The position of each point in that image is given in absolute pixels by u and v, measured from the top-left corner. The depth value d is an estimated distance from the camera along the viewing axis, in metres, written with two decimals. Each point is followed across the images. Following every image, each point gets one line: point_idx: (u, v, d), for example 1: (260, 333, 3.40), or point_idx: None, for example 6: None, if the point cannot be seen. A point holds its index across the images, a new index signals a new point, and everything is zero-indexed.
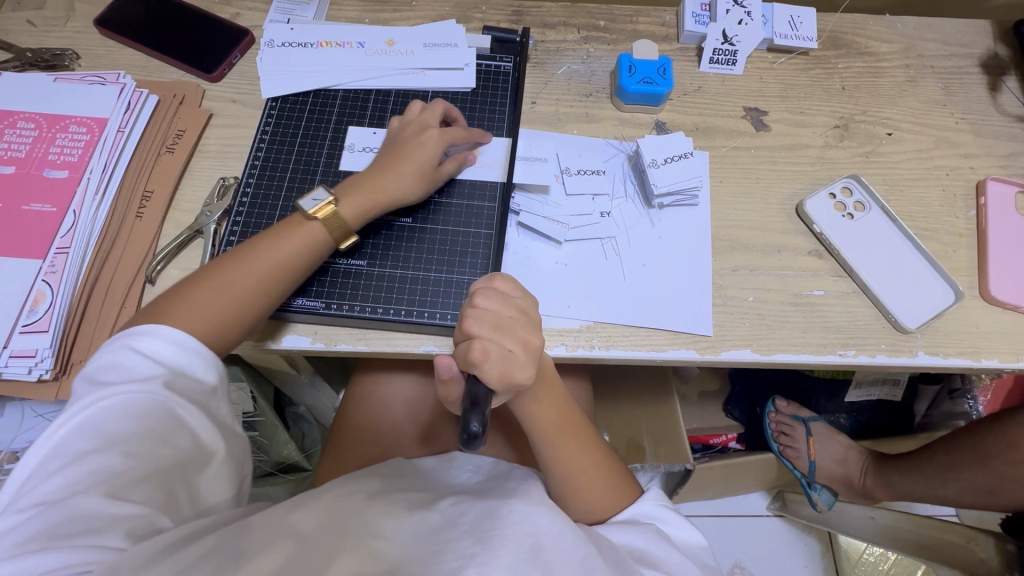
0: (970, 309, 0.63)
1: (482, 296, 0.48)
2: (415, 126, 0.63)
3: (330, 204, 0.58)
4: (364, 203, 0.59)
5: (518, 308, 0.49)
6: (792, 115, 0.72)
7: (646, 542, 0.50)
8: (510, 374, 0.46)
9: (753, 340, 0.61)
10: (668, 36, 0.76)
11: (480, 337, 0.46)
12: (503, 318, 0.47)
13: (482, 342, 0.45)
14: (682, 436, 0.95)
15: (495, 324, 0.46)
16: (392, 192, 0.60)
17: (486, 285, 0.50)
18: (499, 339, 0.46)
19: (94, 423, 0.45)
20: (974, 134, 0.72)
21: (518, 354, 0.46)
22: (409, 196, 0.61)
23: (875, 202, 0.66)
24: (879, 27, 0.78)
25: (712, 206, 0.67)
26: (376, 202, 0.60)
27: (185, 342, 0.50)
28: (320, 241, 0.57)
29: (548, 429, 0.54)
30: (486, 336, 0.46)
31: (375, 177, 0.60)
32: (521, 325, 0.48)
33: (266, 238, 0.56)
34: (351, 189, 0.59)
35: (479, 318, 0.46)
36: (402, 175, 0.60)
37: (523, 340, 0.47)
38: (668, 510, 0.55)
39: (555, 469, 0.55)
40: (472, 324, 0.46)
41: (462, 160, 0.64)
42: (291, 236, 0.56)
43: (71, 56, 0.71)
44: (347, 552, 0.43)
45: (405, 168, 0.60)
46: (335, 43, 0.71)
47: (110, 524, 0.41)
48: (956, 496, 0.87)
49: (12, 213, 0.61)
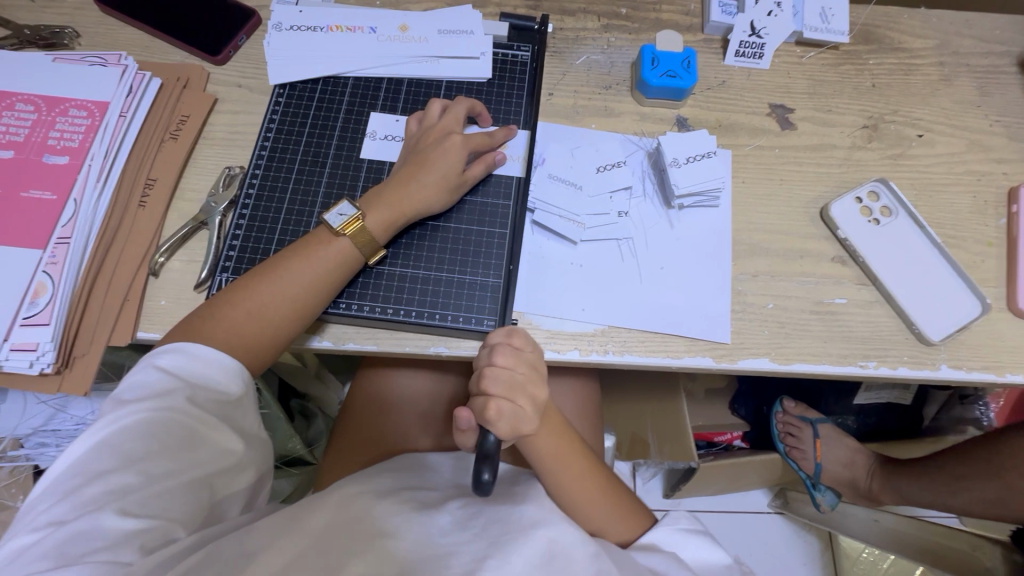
0: (996, 322, 0.61)
1: (499, 352, 0.49)
2: (436, 133, 0.61)
3: (358, 220, 0.56)
4: (391, 213, 0.57)
5: (529, 364, 0.49)
6: (819, 113, 0.70)
7: (666, 565, 0.48)
8: (519, 429, 0.48)
9: (771, 349, 0.59)
10: (692, 26, 0.73)
11: (494, 395, 0.47)
12: (516, 377, 0.48)
13: (496, 401, 0.47)
14: (688, 434, 0.90)
15: (509, 384, 0.48)
16: (417, 202, 0.58)
17: (503, 338, 0.50)
18: (511, 397, 0.47)
19: (113, 438, 0.45)
20: (1008, 137, 0.69)
21: (527, 409, 0.48)
22: (434, 205, 0.59)
23: (903, 207, 0.64)
24: (913, 21, 0.75)
25: (734, 208, 0.65)
26: (401, 214, 0.58)
27: (206, 356, 0.49)
28: (351, 255, 0.56)
29: (550, 452, 0.53)
30: (499, 395, 0.47)
31: (400, 187, 0.58)
32: (532, 382, 0.49)
33: (298, 250, 0.55)
34: (373, 202, 0.58)
35: (494, 379, 0.47)
36: (425, 183, 0.58)
37: (532, 396, 0.49)
38: (685, 534, 0.53)
39: (558, 488, 0.54)
40: (488, 382, 0.47)
41: (488, 162, 0.61)
42: (322, 249, 0.55)
43: (70, 35, 0.68)
44: (360, 556, 0.41)
45: (428, 177, 0.58)
46: (345, 27, 0.68)
47: (124, 540, 0.41)
48: (967, 506, 0.86)
49: (11, 200, 0.59)
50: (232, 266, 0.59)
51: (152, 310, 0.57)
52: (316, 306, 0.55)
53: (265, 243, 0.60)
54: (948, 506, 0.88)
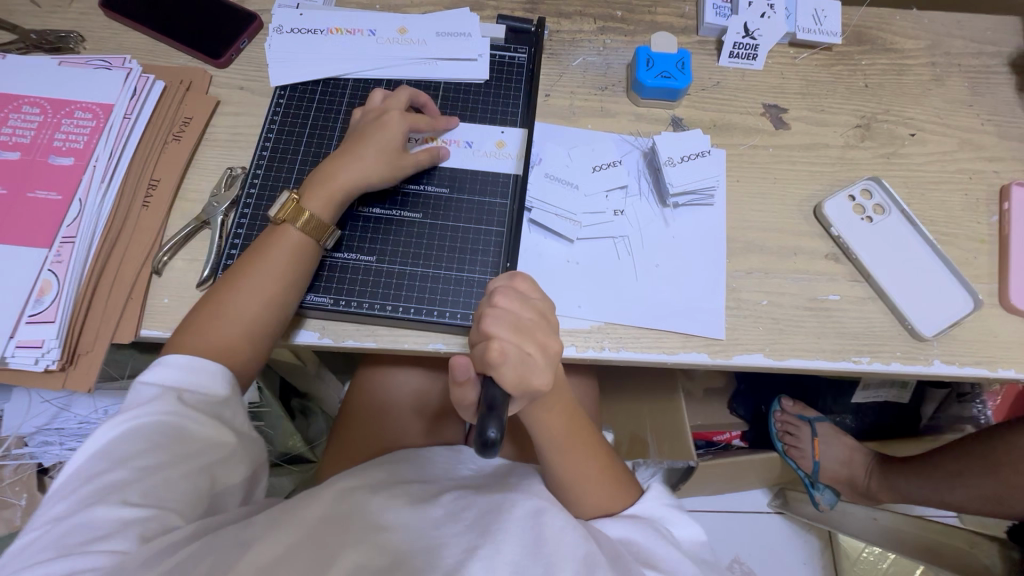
0: (989, 318, 0.62)
1: (501, 295, 0.47)
2: (375, 113, 0.62)
3: (294, 203, 0.57)
4: (329, 192, 0.58)
5: (537, 310, 0.48)
6: (812, 113, 0.71)
7: (645, 536, 0.50)
8: (527, 380, 0.44)
9: (766, 345, 0.60)
10: (687, 28, 0.74)
11: (500, 337, 0.44)
12: (522, 320, 0.46)
13: (501, 342, 0.44)
14: (688, 436, 0.92)
15: (515, 325, 0.45)
16: (356, 179, 0.59)
17: (506, 283, 0.49)
18: (519, 341, 0.45)
19: (107, 441, 0.46)
20: (999, 136, 0.70)
21: (536, 357, 0.45)
22: (374, 180, 0.60)
23: (896, 205, 0.65)
24: (905, 22, 0.76)
25: (729, 207, 0.65)
26: (339, 190, 0.58)
27: (195, 360, 0.51)
28: (309, 249, 0.57)
29: (558, 431, 0.54)
30: (506, 337, 0.44)
31: (335, 170, 0.59)
32: (540, 329, 0.47)
33: (258, 251, 0.56)
34: (313, 183, 0.59)
35: (499, 319, 0.45)
36: (363, 160, 0.59)
37: (541, 344, 0.46)
38: (672, 510, 0.54)
39: (561, 468, 0.54)
40: (492, 323, 0.45)
41: (432, 151, 0.62)
42: (281, 244, 0.56)
43: (76, 39, 0.70)
44: (352, 547, 0.42)
45: (364, 153, 0.59)
46: (345, 31, 0.69)
47: (121, 529, 0.41)
48: (964, 503, 0.86)
49: (17, 201, 0.60)
50: (234, 265, 0.60)
51: (155, 308, 0.58)
52: (288, 298, 0.56)
53: None
54: (945, 502, 0.89)
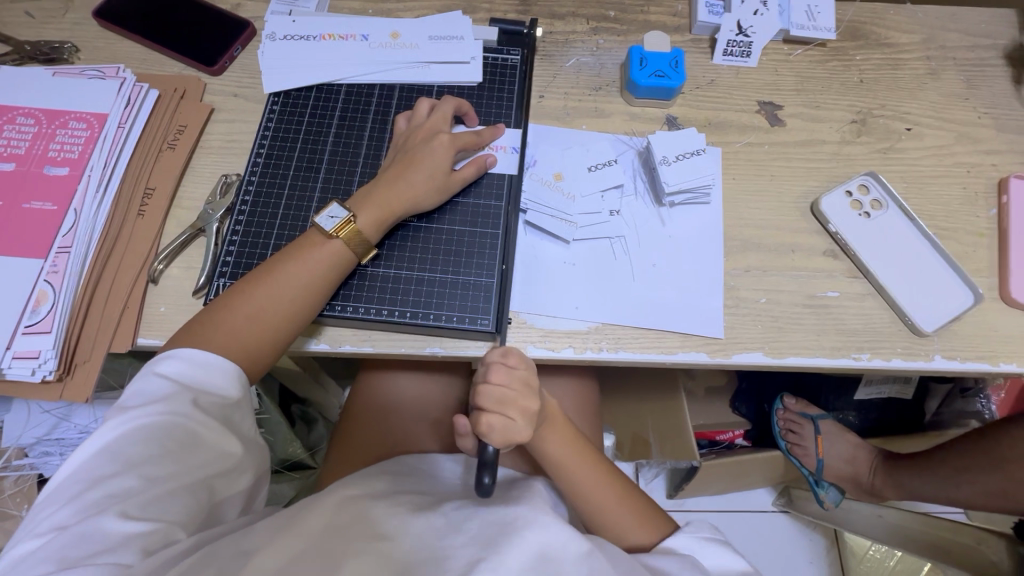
0: (989, 312, 0.61)
1: (493, 369, 0.49)
2: (424, 132, 0.62)
3: (348, 222, 0.57)
4: (381, 213, 0.58)
5: (523, 380, 0.50)
6: (808, 109, 0.70)
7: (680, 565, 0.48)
8: (511, 441, 0.49)
9: (765, 343, 0.60)
10: (680, 27, 0.74)
11: (486, 411, 0.48)
12: (508, 394, 0.49)
13: (488, 416, 0.48)
14: (689, 439, 0.92)
15: (499, 400, 0.49)
16: (404, 199, 0.59)
17: (499, 357, 0.51)
18: (503, 413, 0.48)
19: (117, 443, 0.45)
20: (996, 128, 0.70)
21: (519, 422, 0.49)
22: (423, 202, 0.60)
23: (893, 201, 0.64)
24: (899, 16, 0.75)
25: (724, 204, 0.65)
26: (389, 213, 0.58)
27: (206, 362, 0.50)
28: (343, 259, 0.57)
29: (558, 457, 0.55)
30: (491, 409, 0.49)
31: (385, 188, 0.59)
32: (525, 397, 0.49)
33: (290, 254, 0.56)
34: (363, 201, 0.58)
35: (486, 396, 0.49)
36: (414, 181, 0.59)
37: (524, 410, 0.49)
38: (706, 542, 0.53)
39: (570, 488, 0.55)
40: (481, 399, 0.49)
41: (480, 163, 0.62)
42: (305, 253, 0.56)
43: (70, 50, 0.70)
44: (357, 555, 0.41)
45: (416, 175, 0.59)
46: (337, 36, 0.69)
47: (126, 541, 0.41)
48: (969, 499, 0.86)
49: (12, 212, 0.60)
50: (229, 271, 0.60)
51: (153, 316, 0.58)
52: (309, 310, 0.55)
53: (261, 249, 0.61)
54: (951, 499, 0.88)
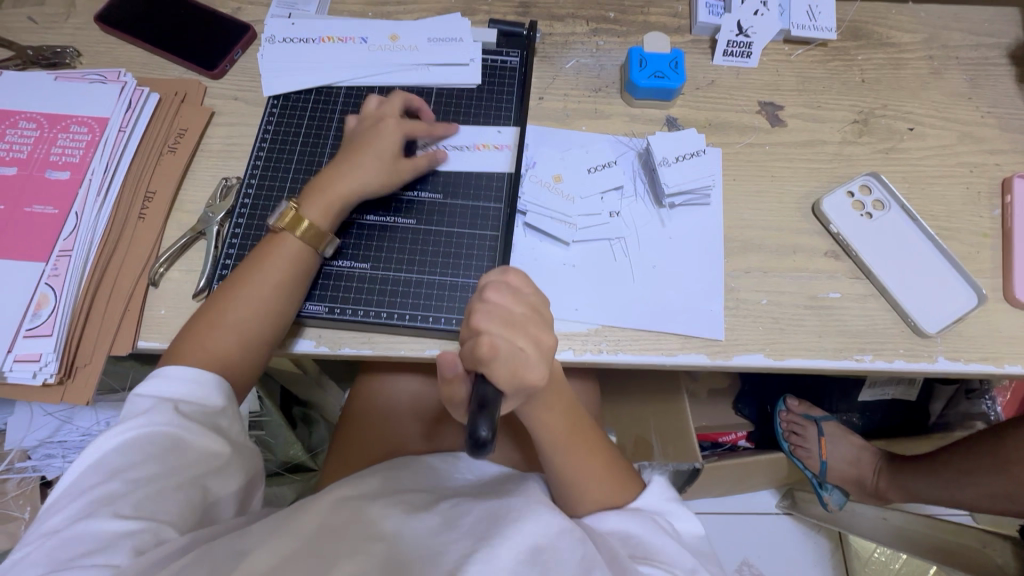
0: (994, 313, 0.60)
1: (494, 290, 0.47)
2: (371, 120, 0.62)
3: (297, 211, 0.57)
4: (325, 201, 0.58)
5: (529, 305, 0.47)
6: (809, 109, 0.70)
7: (645, 531, 0.49)
8: (520, 375, 0.44)
9: (766, 345, 0.59)
10: (680, 28, 0.74)
11: (488, 331, 0.44)
12: (513, 315, 0.46)
13: (490, 336, 0.43)
14: (691, 439, 0.92)
15: (505, 320, 0.45)
16: (349, 184, 0.58)
17: (499, 278, 0.48)
18: (509, 336, 0.44)
19: (105, 455, 0.46)
20: (999, 128, 0.69)
21: (529, 352, 0.45)
22: (368, 186, 0.59)
23: (895, 201, 0.64)
24: (901, 16, 0.75)
25: (725, 205, 0.65)
26: (333, 200, 0.58)
27: (190, 372, 0.51)
28: (310, 258, 0.57)
29: (556, 430, 0.53)
30: (497, 331, 0.44)
31: (331, 178, 0.59)
32: (533, 323, 0.46)
33: (264, 259, 0.56)
34: (311, 193, 0.58)
35: (490, 313, 0.45)
36: (359, 167, 0.59)
37: (534, 338, 0.46)
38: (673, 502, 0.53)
39: (558, 467, 0.54)
40: (481, 318, 0.45)
41: (428, 155, 0.62)
42: (281, 257, 0.56)
43: (72, 55, 0.70)
44: (349, 556, 0.41)
45: (362, 161, 0.59)
46: (336, 39, 0.70)
47: (114, 542, 0.41)
48: (974, 501, 0.85)
49: (14, 216, 0.60)
50: (229, 274, 0.60)
51: (153, 319, 0.59)
52: (287, 310, 0.56)
53: None
54: (955, 501, 0.87)
